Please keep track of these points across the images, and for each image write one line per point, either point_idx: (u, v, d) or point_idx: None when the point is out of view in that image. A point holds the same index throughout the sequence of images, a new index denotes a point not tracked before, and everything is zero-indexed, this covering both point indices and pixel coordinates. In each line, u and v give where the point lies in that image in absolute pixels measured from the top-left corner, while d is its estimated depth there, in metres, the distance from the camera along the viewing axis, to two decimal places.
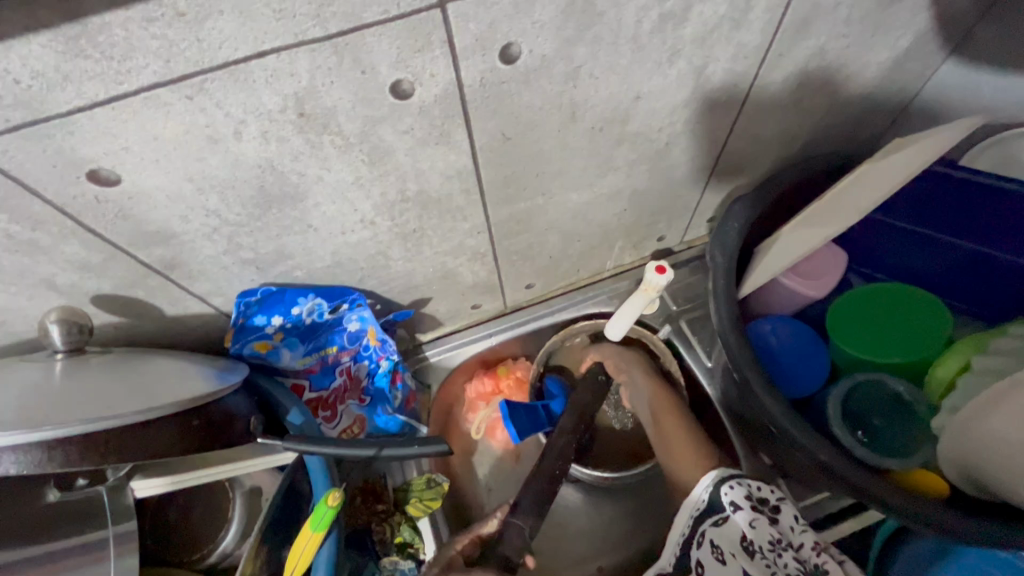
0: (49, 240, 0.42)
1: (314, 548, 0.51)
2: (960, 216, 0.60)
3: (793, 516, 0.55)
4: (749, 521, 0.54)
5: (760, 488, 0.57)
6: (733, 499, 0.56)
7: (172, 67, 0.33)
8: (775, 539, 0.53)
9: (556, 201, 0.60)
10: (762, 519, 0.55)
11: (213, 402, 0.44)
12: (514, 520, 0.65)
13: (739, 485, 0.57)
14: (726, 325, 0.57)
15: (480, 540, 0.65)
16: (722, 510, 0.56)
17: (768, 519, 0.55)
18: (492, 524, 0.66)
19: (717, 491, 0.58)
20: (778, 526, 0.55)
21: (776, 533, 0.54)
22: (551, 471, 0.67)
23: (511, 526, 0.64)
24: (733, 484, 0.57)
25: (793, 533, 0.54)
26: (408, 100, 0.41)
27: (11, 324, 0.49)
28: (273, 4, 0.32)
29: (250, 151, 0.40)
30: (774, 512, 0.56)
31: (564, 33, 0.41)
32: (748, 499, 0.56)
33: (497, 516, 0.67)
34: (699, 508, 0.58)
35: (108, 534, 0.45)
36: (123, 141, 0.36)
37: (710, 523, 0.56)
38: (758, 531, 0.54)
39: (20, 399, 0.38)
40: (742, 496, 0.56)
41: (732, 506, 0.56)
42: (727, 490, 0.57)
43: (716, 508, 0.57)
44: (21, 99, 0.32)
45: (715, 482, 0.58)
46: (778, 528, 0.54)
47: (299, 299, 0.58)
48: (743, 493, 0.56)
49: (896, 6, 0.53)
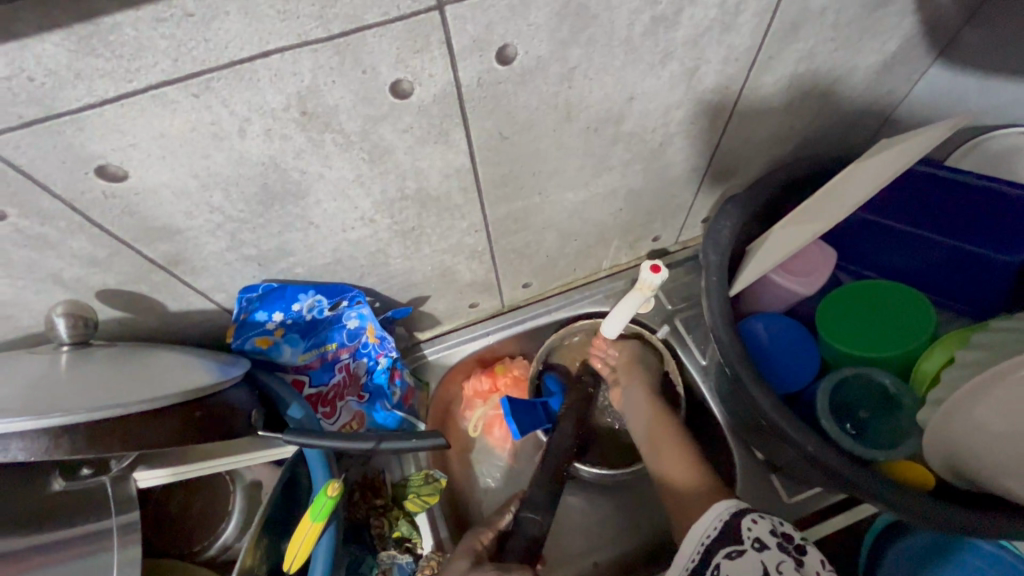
0: (57, 234, 0.43)
1: (314, 538, 0.52)
2: (944, 215, 0.62)
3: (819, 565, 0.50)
4: (774, 560, 0.49)
5: (786, 529, 0.51)
6: (757, 536, 0.50)
7: (180, 66, 0.34)
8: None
9: (552, 200, 0.62)
10: (789, 560, 0.48)
11: (215, 394, 0.46)
12: (531, 514, 0.66)
13: (764, 521, 0.51)
14: (718, 321, 0.59)
15: (501, 535, 0.65)
16: (742, 543, 0.50)
17: (793, 561, 0.49)
18: (508, 518, 0.67)
19: (739, 522, 0.51)
20: (804, 570, 0.48)
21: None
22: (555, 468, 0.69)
23: (530, 520, 0.65)
24: (757, 519, 0.51)
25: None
26: (407, 99, 0.42)
27: (17, 318, 0.50)
28: (278, 6, 0.33)
29: (254, 148, 0.41)
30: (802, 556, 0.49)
31: (559, 35, 0.43)
32: (774, 535, 0.50)
33: (509, 512, 0.67)
34: (715, 537, 0.52)
35: (112, 524, 0.45)
36: (131, 138, 0.38)
37: (725, 556, 0.50)
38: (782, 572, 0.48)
39: (28, 389, 0.38)
40: (768, 533, 0.50)
41: (755, 542, 0.50)
42: (750, 524, 0.51)
43: (733, 540, 0.51)
44: (34, 96, 0.33)
45: (737, 514, 0.52)
46: (802, 572, 0.48)
47: (300, 295, 0.58)
48: (767, 528, 0.51)
49: (882, 11, 0.55)
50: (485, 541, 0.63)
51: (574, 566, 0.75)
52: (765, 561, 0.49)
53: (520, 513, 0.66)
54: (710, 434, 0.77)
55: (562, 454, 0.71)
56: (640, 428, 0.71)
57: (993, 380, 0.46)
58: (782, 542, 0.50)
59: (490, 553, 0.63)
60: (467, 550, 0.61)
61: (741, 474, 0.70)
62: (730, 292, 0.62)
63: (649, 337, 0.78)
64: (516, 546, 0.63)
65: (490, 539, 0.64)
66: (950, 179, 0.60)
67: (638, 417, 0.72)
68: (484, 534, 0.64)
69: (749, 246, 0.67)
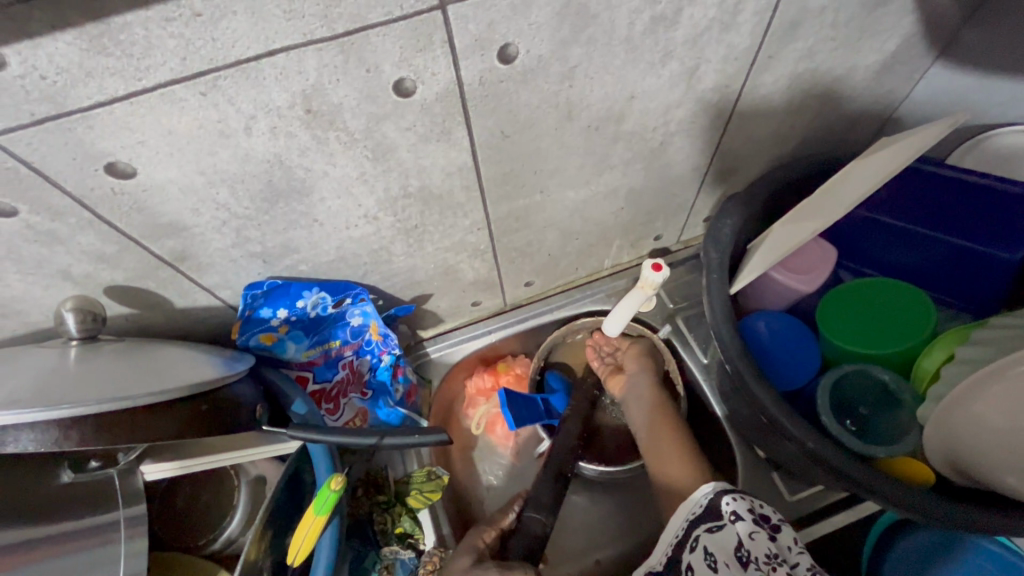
0: (67, 230, 0.44)
1: (318, 531, 0.53)
2: (946, 213, 0.62)
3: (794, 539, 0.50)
4: (748, 531, 0.50)
5: (765, 508, 0.52)
6: (733, 509, 0.51)
7: (188, 64, 0.35)
8: (771, 553, 0.48)
9: (554, 198, 0.62)
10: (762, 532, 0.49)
11: (220, 389, 0.46)
12: (536, 514, 0.66)
13: (741, 497, 0.52)
14: (718, 318, 0.59)
15: (503, 534, 0.66)
16: (720, 518, 0.52)
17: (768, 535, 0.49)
18: (511, 517, 0.68)
19: (717, 499, 0.53)
20: (778, 544, 0.49)
21: (774, 548, 0.48)
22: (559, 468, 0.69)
23: (534, 520, 0.66)
24: (735, 496, 0.53)
25: (792, 554, 0.48)
26: (410, 98, 0.43)
27: (27, 314, 0.51)
28: (284, 5, 0.34)
29: (260, 145, 0.42)
30: (777, 532, 0.50)
31: (560, 34, 0.43)
32: (749, 510, 0.51)
33: (513, 509, 0.69)
34: (696, 512, 0.54)
35: (120, 517, 0.47)
36: (140, 135, 0.38)
37: (705, 530, 0.52)
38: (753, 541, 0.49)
39: (37, 382, 0.39)
40: (745, 508, 0.51)
41: (731, 515, 0.51)
42: (728, 501, 0.52)
43: (712, 515, 0.53)
44: (46, 93, 0.34)
45: (716, 492, 0.54)
46: (777, 545, 0.49)
47: (304, 293, 0.59)
48: (744, 505, 0.52)
49: (881, 10, 0.55)
50: (489, 539, 0.65)
51: (575, 563, 0.76)
52: (739, 533, 0.50)
53: (525, 513, 0.67)
54: (712, 432, 0.77)
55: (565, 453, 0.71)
56: (641, 422, 0.72)
57: (988, 378, 0.47)
58: (758, 516, 0.51)
59: (493, 552, 0.65)
60: (470, 548, 0.63)
61: (741, 471, 0.70)
62: (731, 290, 0.62)
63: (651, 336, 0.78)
64: (520, 546, 0.64)
65: (494, 538, 0.65)
66: (950, 178, 0.62)
67: (640, 411, 0.73)
68: (488, 532, 0.66)
69: (749, 245, 0.67)
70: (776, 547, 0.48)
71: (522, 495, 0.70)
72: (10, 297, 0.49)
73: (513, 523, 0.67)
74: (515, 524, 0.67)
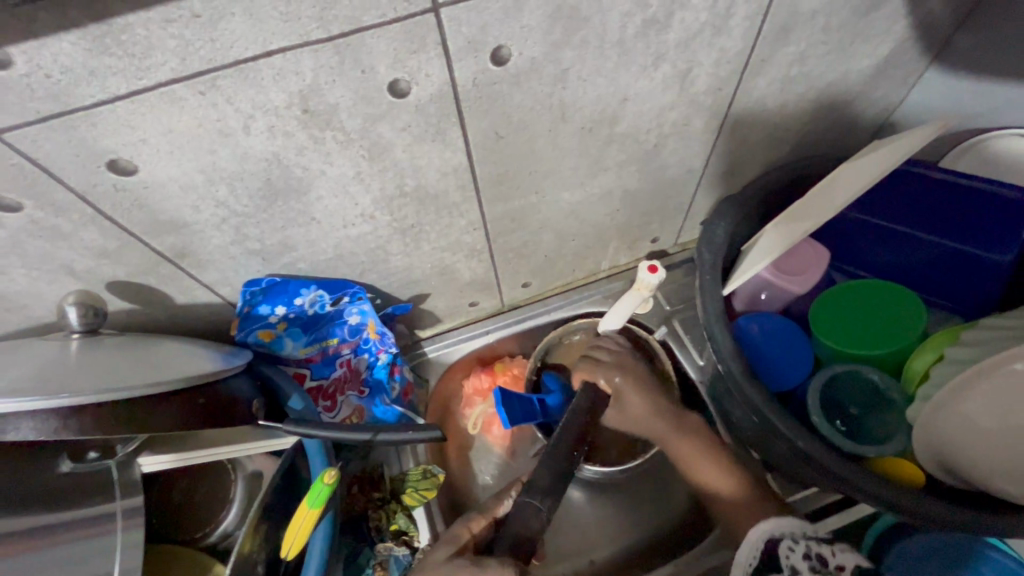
0: (70, 226, 0.45)
1: (312, 524, 0.54)
2: (938, 217, 0.63)
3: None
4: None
5: (812, 534, 0.53)
6: (792, 563, 0.51)
7: (187, 65, 0.36)
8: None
9: (549, 200, 0.63)
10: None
11: (217, 383, 0.47)
12: (529, 500, 0.58)
13: (798, 548, 0.52)
14: (711, 317, 0.59)
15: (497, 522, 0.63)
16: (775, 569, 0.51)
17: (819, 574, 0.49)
18: (506, 505, 0.64)
19: (773, 552, 0.53)
20: None
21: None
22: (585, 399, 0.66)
23: (528, 505, 0.58)
24: (788, 547, 0.52)
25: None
26: (405, 99, 0.44)
27: (31, 308, 0.52)
28: (281, 8, 0.35)
29: (258, 144, 0.43)
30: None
31: (552, 37, 0.44)
32: (808, 561, 0.50)
33: (512, 495, 0.64)
34: (758, 563, 0.53)
35: (117, 508, 0.47)
36: (142, 133, 0.39)
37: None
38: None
39: (38, 372, 0.40)
40: (802, 558, 0.51)
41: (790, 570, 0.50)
42: (784, 552, 0.52)
43: (770, 567, 0.52)
44: (51, 92, 0.35)
45: (771, 544, 0.53)
46: None
47: (302, 290, 0.60)
48: (802, 554, 0.51)
49: (873, 15, 0.56)
50: (476, 530, 0.61)
51: (570, 563, 0.76)
52: None
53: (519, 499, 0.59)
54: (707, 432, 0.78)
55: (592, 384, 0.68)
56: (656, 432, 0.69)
57: (960, 390, 0.49)
58: (817, 563, 0.50)
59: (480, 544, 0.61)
60: (452, 538, 0.60)
61: None
62: (724, 290, 0.63)
63: (649, 338, 0.78)
64: (512, 536, 0.56)
65: (485, 526, 0.62)
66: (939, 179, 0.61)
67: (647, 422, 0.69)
68: (477, 521, 0.62)
69: (743, 246, 0.68)
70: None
71: (520, 481, 0.65)
72: (16, 291, 0.50)
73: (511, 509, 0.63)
74: (507, 515, 0.63)
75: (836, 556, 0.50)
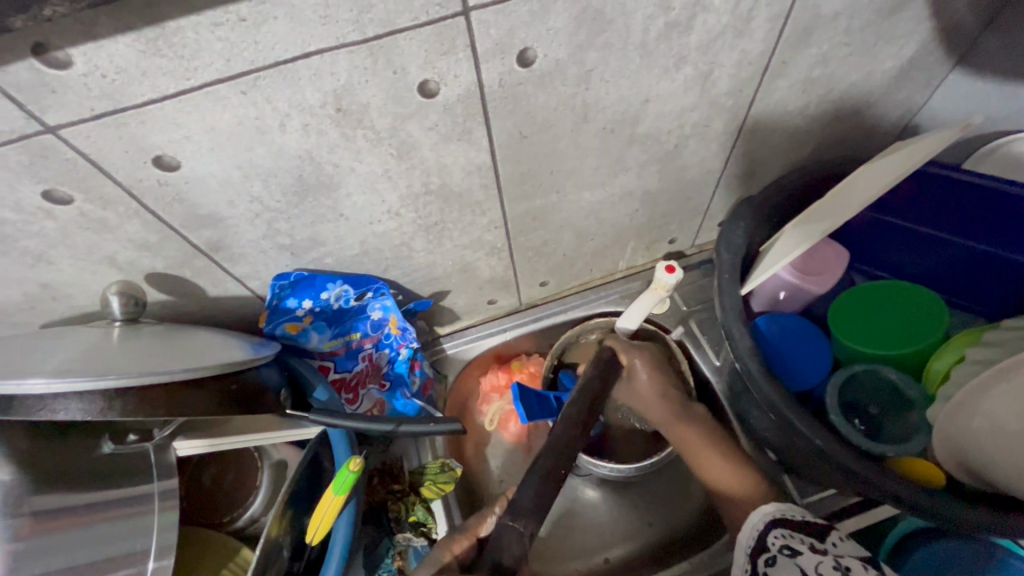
0: (116, 219, 0.47)
1: (337, 510, 0.56)
2: (961, 218, 0.63)
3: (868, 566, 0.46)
4: (811, 562, 0.47)
5: (804, 518, 0.53)
6: (785, 542, 0.50)
7: (232, 66, 0.38)
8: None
9: (570, 199, 0.64)
10: (826, 559, 0.47)
11: (248, 371, 0.49)
12: (513, 524, 0.57)
13: (791, 530, 0.51)
14: (728, 317, 0.60)
15: (479, 543, 0.60)
16: (769, 549, 0.50)
17: (819, 552, 0.48)
18: (490, 523, 0.62)
19: (765, 534, 0.52)
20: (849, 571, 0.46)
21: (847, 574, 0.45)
22: (579, 413, 0.66)
23: (510, 529, 0.57)
24: (782, 530, 0.51)
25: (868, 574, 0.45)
26: (434, 99, 0.46)
27: (76, 297, 0.55)
28: (321, 11, 0.37)
29: (292, 142, 0.45)
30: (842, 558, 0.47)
31: (577, 39, 0.45)
32: (802, 541, 0.49)
33: (496, 512, 0.62)
34: (751, 546, 0.52)
35: (154, 489, 0.49)
36: (186, 131, 0.41)
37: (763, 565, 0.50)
38: (808, 561, 0.47)
39: (85, 356, 0.42)
40: (798, 541, 0.50)
41: (784, 547, 0.49)
42: (779, 536, 0.51)
43: (763, 547, 0.51)
44: (106, 91, 0.37)
45: (764, 526, 0.52)
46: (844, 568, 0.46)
47: (329, 285, 0.62)
48: (797, 538, 0.50)
49: (898, 16, 0.56)
50: (458, 552, 0.59)
51: (584, 560, 0.76)
52: (801, 565, 0.47)
53: (503, 523, 0.58)
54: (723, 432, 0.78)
55: (584, 396, 0.69)
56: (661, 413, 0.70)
57: (983, 387, 0.51)
58: (812, 544, 0.49)
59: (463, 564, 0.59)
60: (431, 561, 0.58)
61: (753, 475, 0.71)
62: (742, 290, 0.63)
63: (667, 338, 0.79)
64: (494, 559, 0.55)
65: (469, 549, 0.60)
66: (967, 181, 0.61)
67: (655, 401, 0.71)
68: (459, 543, 0.60)
69: (762, 247, 0.68)
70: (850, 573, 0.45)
71: (507, 497, 0.63)
72: (61, 281, 0.53)
73: (493, 529, 0.61)
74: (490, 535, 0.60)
75: (829, 540, 0.49)
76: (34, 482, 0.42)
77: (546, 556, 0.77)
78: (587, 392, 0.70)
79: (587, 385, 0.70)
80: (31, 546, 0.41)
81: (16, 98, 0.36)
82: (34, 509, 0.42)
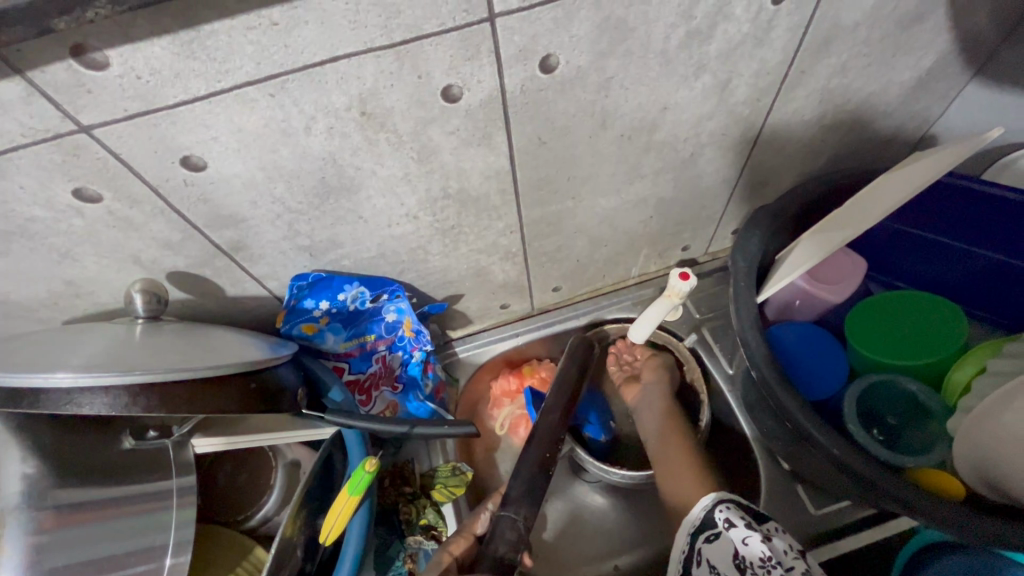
0: (142, 218, 0.48)
1: (351, 510, 0.56)
2: (980, 229, 0.63)
3: (788, 543, 0.52)
4: (742, 537, 0.52)
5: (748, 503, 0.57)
6: (727, 517, 0.54)
7: (262, 69, 0.39)
8: (765, 556, 0.50)
9: (586, 205, 0.64)
10: (755, 535, 0.52)
11: (266, 370, 0.50)
12: (506, 512, 0.59)
13: (735, 506, 0.55)
14: (745, 324, 0.59)
15: (476, 540, 0.61)
16: (715, 526, 0.54)
17: (752, 529, 0.52)
18: (484, 520, 0.63)
19: (712, 509, 0.55)
20: (772, 547, 0.51)
21: (767, 551, 0.51)
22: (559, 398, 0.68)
23: (504, 518, 0.59)
24: (727, 505, 0.55)
25: (785, 557, 0.51)
26: (456, 103, 0.46)
27: (98, 294, 0.56)
28: (350, 16, 0.37)
29: (317, 144, 0.46)
30: (770, 535, 0.52)
31: (598, 47, 0.46)
32: (742, 517, 0.54)
33: (488, 510, 0.64)
34: (694, 524, 0.56)
35: (172, 486, 0.50)
36: (214, 132, 0.42)
37: (704, 540, 0.54)
38: (741, 540, 0.52)
39: (109, 352, 0.43)
40: (738, 515, 0.54)
41: (725, 523, 0.54)
42: (722, 510, 0.55)
43: (710, 524, 0.55)
44: (139, 92, 0.38)
45: (712, 501, 0.56)
46: (770, 546, 0.51)
47: (345, 286, 0.62)
48: (737, 513, 0.54)
49: (916, 28, 0.56)
50: (457, 553, 0.60)
51: (593, 567, 0.76)
52: (734, 538, 0.52)
53: (497, 514, 0.60)
54: (735, 441, 0.78)
55: (564, 385, 0.70)
56: (652, 428, 0.74)
57: (1006, 398, 0.52)
58: (749, 520, 0.53)
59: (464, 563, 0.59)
60: (433, 565, 0.59)
61: (764, 484, 0.71)
62: (757, 298, 0.63)
63: (680, 346, 0.79)
64: (495, 551, 0.56)
65: (468, 547, 0.60)
66: (984, 192, 0.61)
67: (651, 419, 0.75)
68: (457, 544, 0.61)
69: (778, 254, 0.68)
70: (771, 549, 0.50)
71: (499, 495, 0.65)
72: (86, 278, 0.53)
73: (488, 524, 0.63)
74: (487, 531, 0.62)
75: (765, 523, 0.54)
76: (58, 476, 0.43)
77: (555, 561, 0.77)
78: (566, 382, 0.71)
79: (566, 375, 0.72)
80: (54, 539, 0.42)
81: (53, 98, 0.37)
82: (57, 502, 0.42)
